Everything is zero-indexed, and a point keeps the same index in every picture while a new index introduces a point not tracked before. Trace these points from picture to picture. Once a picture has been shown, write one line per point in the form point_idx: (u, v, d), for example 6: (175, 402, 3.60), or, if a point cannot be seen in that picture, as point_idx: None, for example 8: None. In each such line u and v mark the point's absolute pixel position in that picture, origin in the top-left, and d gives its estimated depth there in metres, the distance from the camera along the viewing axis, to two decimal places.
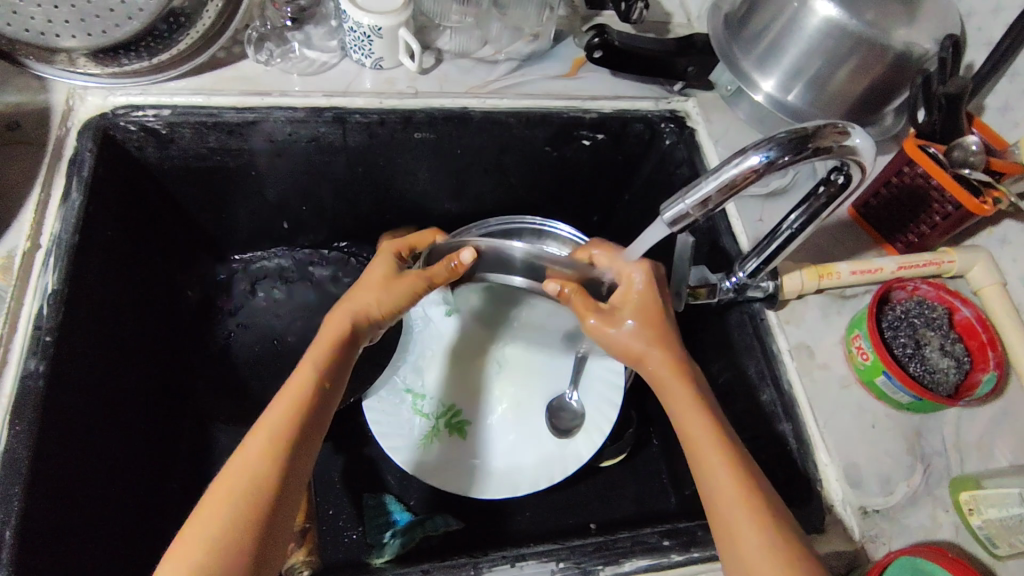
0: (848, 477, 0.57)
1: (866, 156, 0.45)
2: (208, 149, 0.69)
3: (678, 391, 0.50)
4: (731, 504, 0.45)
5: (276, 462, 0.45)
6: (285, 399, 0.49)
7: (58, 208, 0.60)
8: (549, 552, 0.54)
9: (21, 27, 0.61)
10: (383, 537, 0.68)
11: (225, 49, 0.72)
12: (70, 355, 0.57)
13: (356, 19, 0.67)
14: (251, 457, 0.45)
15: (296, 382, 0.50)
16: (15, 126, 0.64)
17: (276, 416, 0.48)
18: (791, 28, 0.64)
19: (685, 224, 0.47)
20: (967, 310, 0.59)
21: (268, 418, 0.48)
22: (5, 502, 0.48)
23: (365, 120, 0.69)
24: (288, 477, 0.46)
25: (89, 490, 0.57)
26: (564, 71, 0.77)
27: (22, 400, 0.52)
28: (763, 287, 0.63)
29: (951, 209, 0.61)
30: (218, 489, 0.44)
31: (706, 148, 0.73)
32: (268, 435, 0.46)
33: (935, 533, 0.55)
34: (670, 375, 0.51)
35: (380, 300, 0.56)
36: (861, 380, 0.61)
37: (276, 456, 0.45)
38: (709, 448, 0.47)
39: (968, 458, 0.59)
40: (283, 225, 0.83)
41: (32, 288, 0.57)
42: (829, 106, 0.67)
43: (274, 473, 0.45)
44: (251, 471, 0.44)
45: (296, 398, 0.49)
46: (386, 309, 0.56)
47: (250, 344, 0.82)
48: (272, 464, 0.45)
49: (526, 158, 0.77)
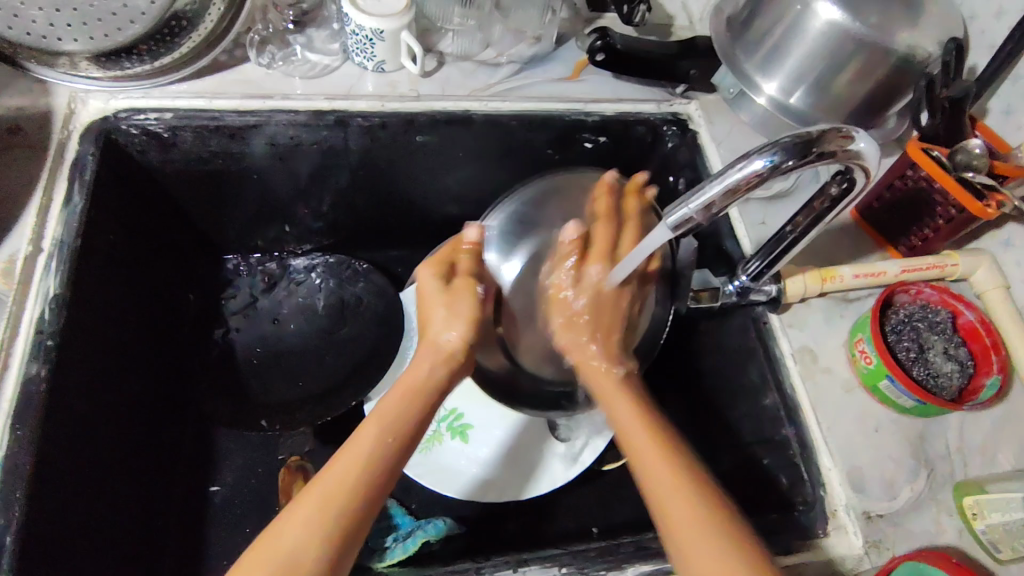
0: (852, 482, 0.57)
1: (872, 160, 0.45)
2: (210, 152, 0.69)
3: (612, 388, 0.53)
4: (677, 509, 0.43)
5: (351, 500, 0.43)
6: (366, 433, 0.47)
7: (60, 211, 0.60)
8: (552, 558, 0.54)
9: (23, 30, 0.61)
10: (385, 540, 0.65)
11: (227, 53, 0.72)
12: (72, 358, 0.57)
13: (358, 22, 0.67)
14: (318, 496, 0.43)
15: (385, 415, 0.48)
16: (17, 130, 0.64)
17: (358, 453, 0.45)
18: (794, 32, 0.64)
19: (689, 228, 0.46)
20: (971, 314, 0.59)
21: (347, 453, 0.45)
22: (7, 508, 0.48)
23: (367, 123, 0.69)
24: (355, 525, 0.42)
25: (91, 494, 0.57)
26: (567, 74, 0.77)
27: (24, 404, 0.52)
28: (766, 291, 0.62)
29: (954, 213, 0.60)
30: (294, 524, 0.42)
31: (709, 151, 0.72)
32: (348, 470, 0.44)
33: (938, 538, 0.55)
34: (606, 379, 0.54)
35: (452, 325, 0.55)
36: (864, 384, 0.61)
37: (353, 493, 0.43)
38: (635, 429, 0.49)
39: (971, 463, 0.58)
40: (285, 228, 0.83)
41: (34, 292, 0.57)
42: (832, 109, 0.67)
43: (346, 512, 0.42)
44: (315, 511, 0.42)
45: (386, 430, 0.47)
46: (463, 326, 0.55)
47: (251, 347, 0.81)
48: (346, 500, 0.43)
49: (528, 161, 0.77)
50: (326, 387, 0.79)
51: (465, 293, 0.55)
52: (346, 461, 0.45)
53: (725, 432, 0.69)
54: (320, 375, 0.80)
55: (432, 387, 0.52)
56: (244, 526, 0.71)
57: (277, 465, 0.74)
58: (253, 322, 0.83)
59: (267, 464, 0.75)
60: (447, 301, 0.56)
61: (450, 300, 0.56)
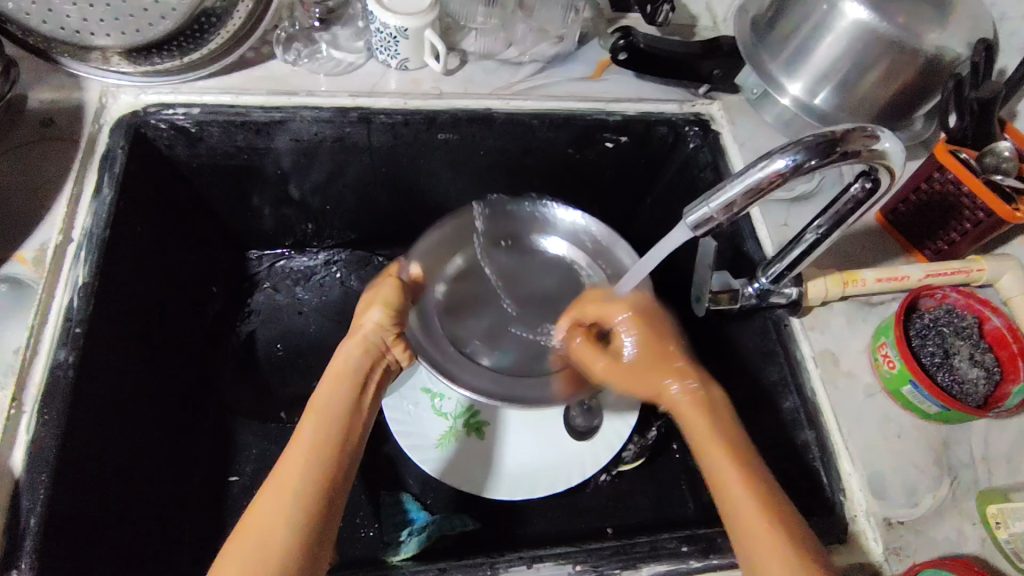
0: (873, 488, 0.56)
1: (896, 160, 0.44)
2: (236, 147, 0.70)
3: (707, 434, 0.50)
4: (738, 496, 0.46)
5: (302, 507, 0.43)
6: (304, 431, 0.47)
7: (90, 203, 0.62)
8: (566, 555, 0.54)
9: (57, 25, 0.63)
10: (400, 534, 0.67)
11: (254, 50, 0.73)
12: (99, 345, 0.58)
13: (383, 20, 0.68)
14: (255, 535, 0.41)
15: (316, 417, 0.48)
16: (48, 122, 0.66)
17: (300, 448, 0.46)
18: (821, 33, 0.63)
19: (709, 228, 0.46)
20: (998, 319, 0.58)
21: (295, 442, 0.47)
22: (32, 490, 0.49)
23: (389, 120, 0.70)
24: (331, 504, 0.44)
25: (114, 482, 0.58)
26: (589, 73, 0.77)
27: (52, 388, 0.53)
28: (786, 293, 0.62)
29: (982, 217, 0.59)
30: (243, 532, 0.42)
31: (731, 152, 0.72)
32: (297, 470, 0.44)
33: (960, 547, 0.54)
34: (704, 431, 0.50)
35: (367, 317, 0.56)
36: (887, 389, 0.60)
37: (305, 500, 0.43)
38: (739, 496, 0.46)
39: (996, 471, 0.57)
40: (307, 226, 0.84)
41: (63, 280, 0.58)
42: (858, 110, 0.66)
43: (299, 516, 0.42)
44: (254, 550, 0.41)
45: (325, 433, 0.48)
46: (386, 311, 0.56)
47: (272, 342, 0.82)
48: (298, 507, 0.43)
49: (549, 160, 0.77)
50: None
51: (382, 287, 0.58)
52: (287, 470, 0.45)
53: None
54: None
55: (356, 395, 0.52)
56: None
57: None
58: (274, 318, 0.84)
59: (285, 456, 0.75)
60: (366, 298, 0.58)
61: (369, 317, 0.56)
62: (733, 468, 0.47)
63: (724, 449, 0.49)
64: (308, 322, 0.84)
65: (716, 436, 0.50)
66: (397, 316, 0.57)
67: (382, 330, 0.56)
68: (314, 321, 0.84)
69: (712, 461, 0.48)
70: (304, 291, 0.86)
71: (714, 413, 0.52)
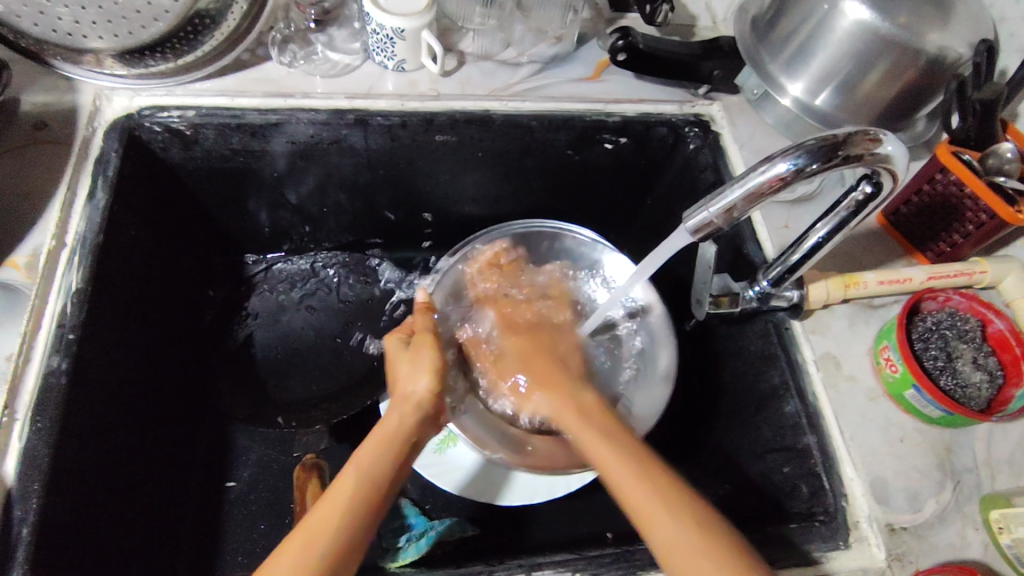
0: (876, 493, 0.56)
1: (900, 164, 0.44)
2: (230, 150, 0.69)
3: (645, 498, 0.46)
4: (664, 533, 0.45)
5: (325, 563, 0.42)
6: (346, 476, 0.47)
7: (83, 207, 0.61)
8: (567, 562, 0.53)
9: (50, 28, 0.62)
10: (398, 540, 0.66)
11: (250, 51, 0.72)
12: (92, 353, 0.57)
13: (379, 21, 0.67)
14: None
15: (345, 472, 0.48)
16: (42, 126, 0.65)
17: (341, 491, 0.46)
18: (821, 32, 0.62)
19: (709, 233, 0.46)
20: (1001, 322, 0.57)
21: (334, 491, 0.46)
22: (24, 500, 0.49)
23: (386, 122, 0.69)
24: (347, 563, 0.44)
25: (108, 492, 0.57)
26: (587, 74, 0.76)
27: (45, 397, 0.52)
28: (788, 296, 0.61)
29: (985, 218, 0.59)
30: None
31: (732, 152, 0.71)
32: (321, 523, 0.44)
33: (963, 552, 0.53)
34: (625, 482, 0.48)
35: (415, 374, 0.57)
36: (890, 393, 0.59)
37: (326, 557, 0.43)
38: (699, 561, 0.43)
39: (999, 475, 0.57)
40: (304, 228, 0.83)
41: (56, 286, 0.57)
42: (859, 110, 0.65)
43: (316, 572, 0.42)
44: None
45: (348, 486, 0.46)
46: (433, 378, 0.57)
47: (270, 345, 0.82)
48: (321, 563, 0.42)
49: (547, 162, 0.76)
50: (345, 385, 0.80)
51: (426, 347, 0.58)
52: (319, 516, 0.45)
53: (745, 436, 0.68)
54: (336, 374, 0.81)
55: (395, 443, 0.51)
56: (259, 521, 0.71)
57: (293, 462, 0.74)
58: (273, 320, 0.83)
59: (283, 460, 0.75)
60: (413, 355, 0.58)
61: (419, 360, 0.57)
62: (685, 531, 0.44)
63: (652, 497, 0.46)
64: (304, 324, 0.84)
65: (658, 502, 0.46)
66: (441, 378, 0.57)
67: (426, 393, 0.56)
68: (311, 323, 0.84)
69: (650, 516, 0.46)
70: (302, 293, 0.86)
71: (643, 468, 0.48)
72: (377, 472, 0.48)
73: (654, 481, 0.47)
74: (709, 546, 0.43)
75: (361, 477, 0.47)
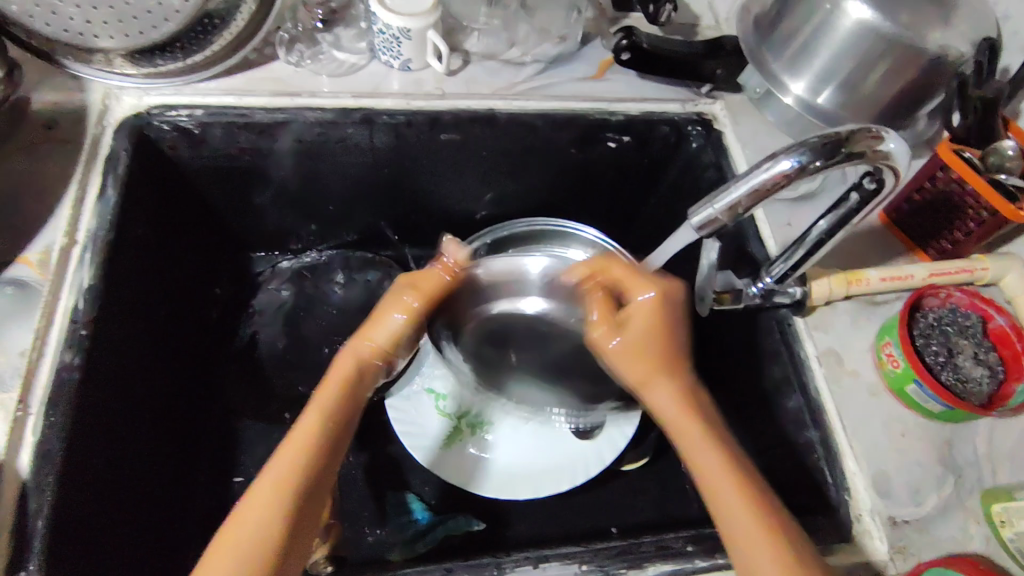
0: (878, 487, 0.56)
1: (901, 161, 0.44)
2: (238, 149, 0.70)
3: (729, 496, 0.45)
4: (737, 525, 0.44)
5: (285, 510, 0.45)
6: (302, 424, 0.50)
7: (94, 204, 0.61)
8: (573, 555, 0.54)
9: (61, 27, 0.63)
10: (405, 534, 0.70)
11: (257, 51, 0.73)
12: (103, 349, 0.58)
13: (385, 21, 0.68)
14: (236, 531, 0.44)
15: (307, 419, 0.50)
16: (52, 125, 0.66)
17: (300, 438, 0.49)
18: (823, 31, 0.63)
19: (714, 229, 0.46)
20: (1002, 318, 0.58)
21: (293, 441, 0.49)
22: (38, 493, 0.49)
23: (392, 121, 0.70)
24: (309, 508, 0.47)
25: (119, 486, 0.58)
26: (591, 73, 0.77)
27: (57, 390, 0.53)
28: (790, 293, 0.62)
29: (985, 216, 0.59)
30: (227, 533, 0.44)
31: (734, 150, 0.72)
32: (279, 475, 0.46)
33: (966, 545, 0.54)
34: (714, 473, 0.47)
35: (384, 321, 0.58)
36: (891, 389, 0.60)
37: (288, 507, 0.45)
38: (751, 536, 0.44)
39: (1001, 469, 0.57)
40: (310, 227, 0.84)
41: (68, 281, 0.58)
42: (860, 108, 0.66)
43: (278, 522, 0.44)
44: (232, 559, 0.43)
45: (307, 436, 0.49)
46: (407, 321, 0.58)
47: (276, 342, 0.82)
48: (281, 512, 0.45)
49: (552, 160, 0.77)
50: None
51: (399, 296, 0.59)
52: (279, 465, 0.47)
53: (748, 432, 0.69)
54: None
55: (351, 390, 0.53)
56: None
57: None
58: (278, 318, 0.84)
59: None
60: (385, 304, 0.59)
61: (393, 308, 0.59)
62: (750, 515, 0.44)
63: (733, 486, 0.46)
64: (312, 322, 0.84)
65: (740, 501, 0.45)
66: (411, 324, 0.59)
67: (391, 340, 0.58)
68: (316, 321, 0.84)
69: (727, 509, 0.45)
70: (308, 290, 0.86)
71: (729, 460, 0.47)
72: (334, 421, 0.51)
73: (740, 470, 0.47)
74: (767, 532, 0.44)
75: (322, 427, 0.49)
